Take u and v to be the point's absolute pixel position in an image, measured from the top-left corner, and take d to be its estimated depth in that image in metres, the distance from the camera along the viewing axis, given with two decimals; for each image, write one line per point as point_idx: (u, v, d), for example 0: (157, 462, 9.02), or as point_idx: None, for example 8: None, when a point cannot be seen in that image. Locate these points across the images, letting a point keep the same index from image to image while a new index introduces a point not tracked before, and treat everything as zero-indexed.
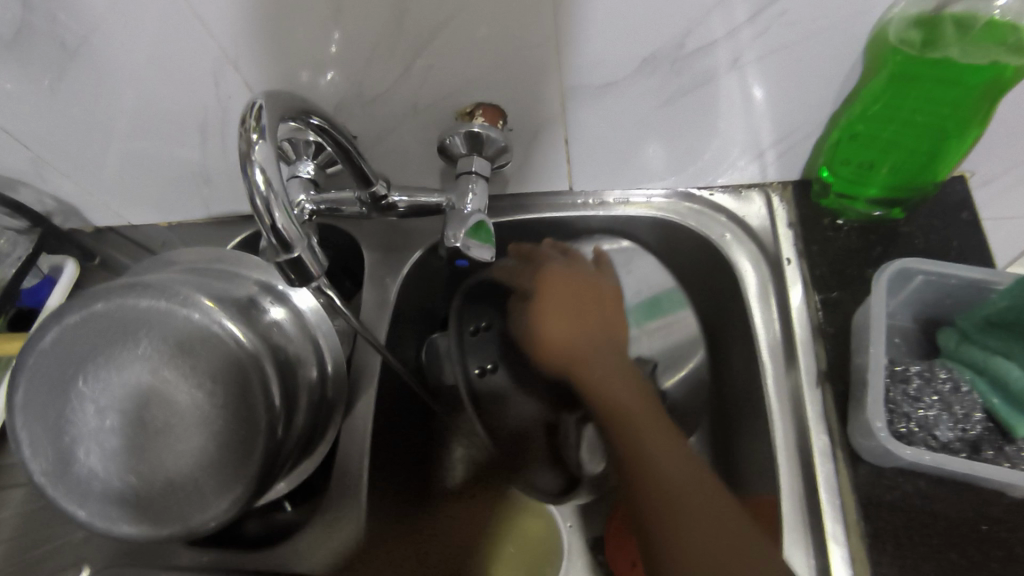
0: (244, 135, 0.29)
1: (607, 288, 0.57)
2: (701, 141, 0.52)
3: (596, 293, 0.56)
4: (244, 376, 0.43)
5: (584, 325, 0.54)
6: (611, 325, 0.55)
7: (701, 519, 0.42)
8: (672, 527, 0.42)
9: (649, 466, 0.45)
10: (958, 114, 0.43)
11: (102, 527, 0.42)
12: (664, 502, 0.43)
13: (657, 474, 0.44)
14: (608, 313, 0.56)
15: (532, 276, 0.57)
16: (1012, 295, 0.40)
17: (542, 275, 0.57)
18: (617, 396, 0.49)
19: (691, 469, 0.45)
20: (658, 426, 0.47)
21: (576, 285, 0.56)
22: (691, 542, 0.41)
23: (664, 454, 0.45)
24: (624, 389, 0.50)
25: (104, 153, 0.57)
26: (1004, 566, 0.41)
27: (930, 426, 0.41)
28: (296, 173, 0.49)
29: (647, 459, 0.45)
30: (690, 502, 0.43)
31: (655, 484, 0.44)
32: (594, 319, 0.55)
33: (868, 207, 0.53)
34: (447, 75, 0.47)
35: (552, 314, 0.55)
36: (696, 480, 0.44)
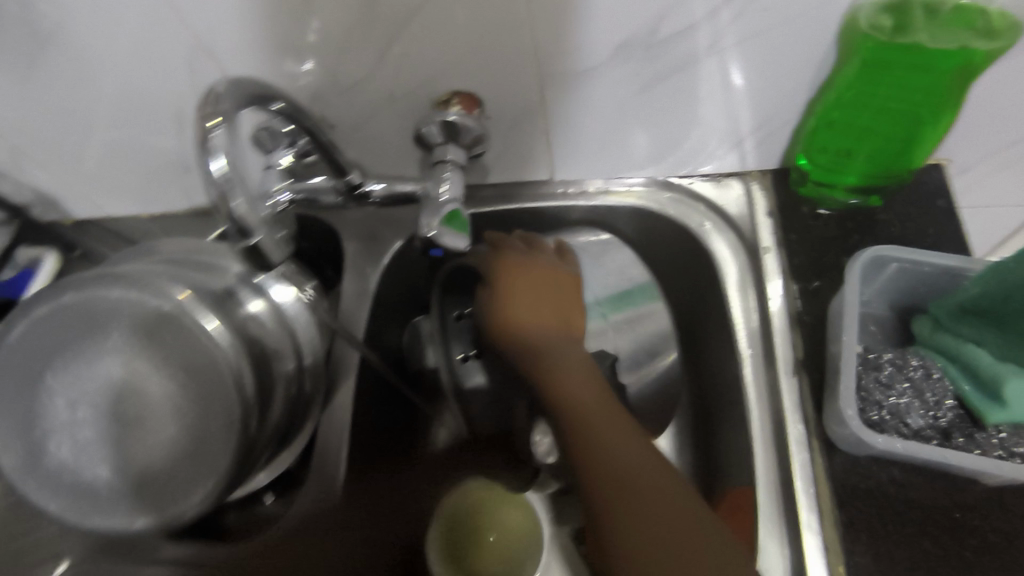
0: (204, 122, 0.32)
1: (567, 275, 0.54)
2: (680, 129, 0.52)
3: (557, 280, 0.53)
4: (215, 369, 0.42)
5: (543, 315, 0.50)
6: (569, 315, 0.52)
7: (661, 516, 0.39)
8: (626, 524, 0.39)
9: (602, 462, 0.41)
10: (933, 98, 0.43)
11: (72, 521, 0.41)
12: (619, 496, 0.40)
13: (613, 469, 0.41)
14: (571, 300, 0.53)
15: (496, 262, 0.53)
16: (983, 281, 0.40)
17: (508, 264, 0.53)
18: (574, 390, 0.45)
19: (649, 462, 0.42)
20: (614, 419, 0.44)
21: (539, 274, 0.53)
22: (645, 534, 0.39)
23: (620, 447, 0.42)
24: (580, 381, 0.46)
25: (82, 143, 0.57)
26: (975, 553, 0.41)
27: (901, 414, 0.42)
28: (272, 163, 0.46)
29: (602, 456, 0.42)
30: (651, 499, 0.40)
31: (608, 477, 0.41)
32: (552, 309, 0.51)
33: (845, 195, 0.53)
34: (421, 64, 0.47)
35: (515, 302, 0.51)
36: (653, 474, 0.41)
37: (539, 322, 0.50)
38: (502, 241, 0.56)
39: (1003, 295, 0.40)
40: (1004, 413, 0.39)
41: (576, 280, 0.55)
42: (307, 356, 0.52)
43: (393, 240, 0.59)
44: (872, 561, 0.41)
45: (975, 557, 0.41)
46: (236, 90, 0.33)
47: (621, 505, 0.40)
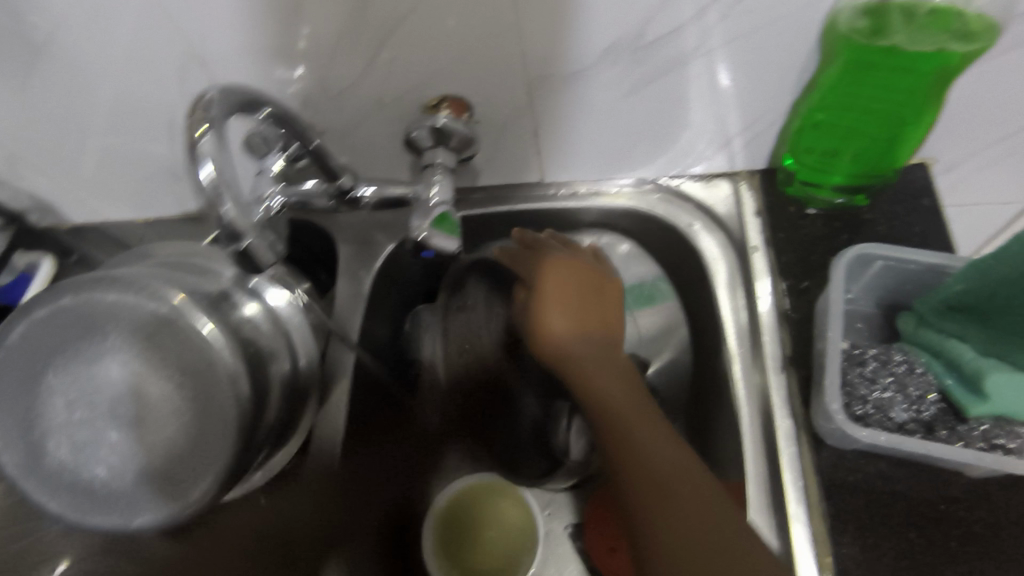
0: (192, 128, 0.32)
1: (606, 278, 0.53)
2: (668, 130, 0.53)
3: (597, 281, 0.52)
4: (213, 371, 0.43)
5: (585, 317, 0.49)
6: (612, 320, 0.50)
7: (691, 512, 0.39)
8: (661, 520, 0.39)
9: (642, 461, 0.41)
10: (914, 99, 0.44)
11: (71, 520, 0.42)
12: (656, 493, 0.40)
13: (649, 468, 0.41)
14: (608, 297, 0.52)
15: (532, 263, 0.54)
16: (966, 278, 0.41)
17: (545, 264, 0.53)
18: (612, 385, 0.45)
19: (685, 457, 0.42)
20: (652, 421, 0.43)
21: (579, 274, 0.52)
22: (683, 530, 0.38)
23: (654, 443, 0.42)
24: (623, 382, 0.46)
25: (78, 149, 0.58)
26: (960, 543, 0.42)
27: (885, 408, 0.43)
28: (263, 170, 0.48)
29: (640, 454, 0.41)
30: (684, 499, 0.39)
31: (645, 473, 0.41)
32: (595, 312, 0.50)
33: (831, 194, 0.54)
34: (411, 68, 0.47)
35: (552, 301, 0.50)
36: (689, 477, 0.40)
37: (575, 326, 0.49)
38: (535, 241, 0.56)
39: (988, 291, 0.40)
40: (983, 406, 0.40)
41: (616, 284, 0.53)
42: (302, 357, 0.53)
43: (386, 243, 0.60)
44: (858, 552, 0.42)
45: (959, 547, 0.42)
46: (228, 94, 0.34)
47: (656, 505, 0.39)
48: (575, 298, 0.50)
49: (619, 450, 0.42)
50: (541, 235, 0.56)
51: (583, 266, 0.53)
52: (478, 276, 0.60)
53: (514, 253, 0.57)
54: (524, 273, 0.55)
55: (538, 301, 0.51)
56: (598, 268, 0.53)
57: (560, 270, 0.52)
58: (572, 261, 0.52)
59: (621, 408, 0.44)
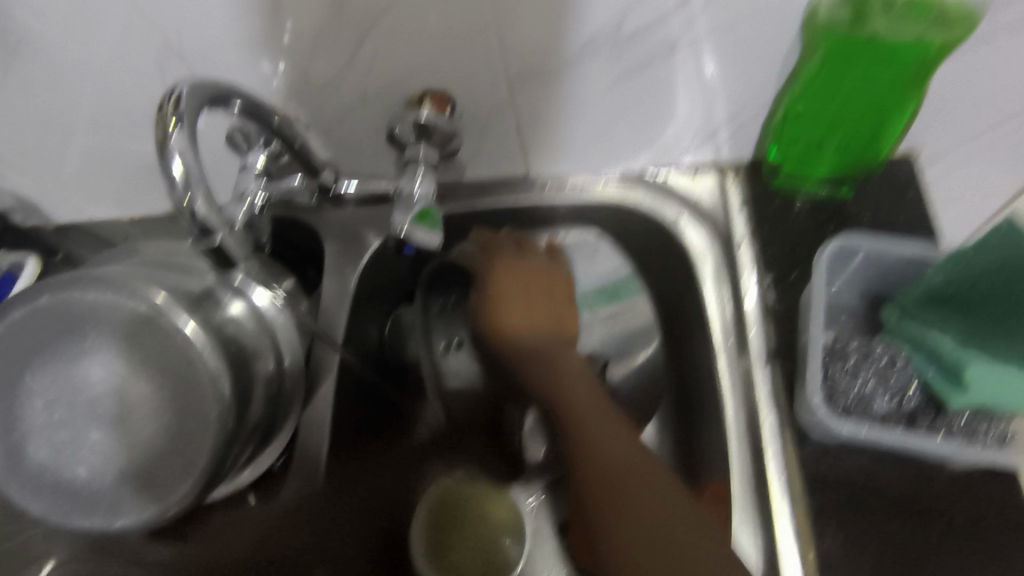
0: (162, 123, 0.31)
1: (561, 274, 0.55)
2: (652, 123, 0.53)
3: (551, 279, 0.54)
4: (193, 370, 0.43)
5: (541, 319, 0.52)
6: (567, 317, 0.53)
7: (647, 504, 0.42)
8: (614, 516, 0.42)
9: (594, 460, 0.44)
10: (896, 90, 0.44)
11: (53, 521, 0.42)
12: (610, 490, 0.43)
13: (602, 463, 0.44)
14: (565, 303, 0.53)
15: (489, 263, 0.55)
16: (945, 271, 0.42)
17: (500, 267, 0.54)
18: (571, 386, 0.49)
19: (639, 453, 0.44)
20: (606, 417, 0.47)
21: (531, 276, 0.53)
22: (634, 525, 0.41)
23: (609, 438, 0.45)
24: (578, 386, 0.49)
25: (60, 148, 0.57)
26: (941, 536, 0.42)
27: (867, 401, 0.43)
28: (248, 165, 0.47)
29: (595, 450, 0.45)
30: (639, 491, 0.42)
31: (600, 472, 0.44)
32: (552, 308, 0.53)
33: (816, 185, 0.54)
34: (392, 63, 0.47)
35: (507, 300, 0.52)
36: (644, 469, 0.44)
37: (534, 322, 0.51)
38: (489, 240, 0.57)
39: (969, 282, 0.41)
40: (963, 396, 0.40)
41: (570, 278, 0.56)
42: (287, 356, 0.53)
43: (372, 239, 0.59)
44: (841, 545, 0.42)
45: (941, 540, 0.42)
46: (199, 91, 0.33)
47: (613, 502, 0.42)
48: (532, 307, 0.52)
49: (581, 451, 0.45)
50: (498, 236, 0.57)
51: (539, 273, 0.54)
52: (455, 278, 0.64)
53: (474, 258, 0.57)
54: (481, 270, 0.56)
55: (492, 302, 0.53)
56: (555, 263, 0.56)
57: (512, 278, 0.53)
58: (524, 271, 0.54)
59: (578, 408, 0.47)
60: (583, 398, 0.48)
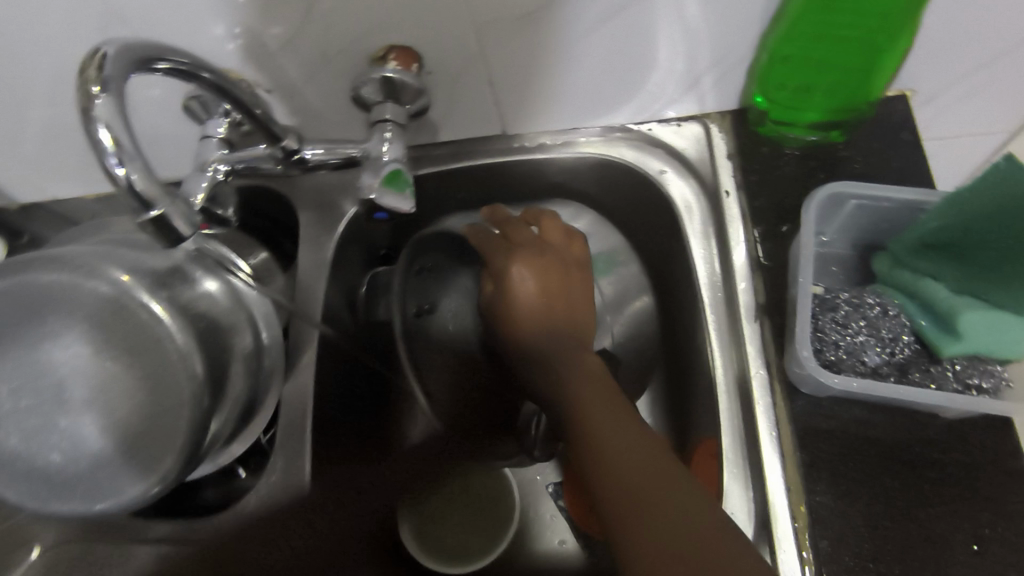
0: (84, 87, 0.28)
1: (578, 262, 0.56)
2: (630, 70, 0.50)
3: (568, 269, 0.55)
4: (160, 347, 0.42)
5: (548, 311, 0.52)
6: (575, 312, 0.53)
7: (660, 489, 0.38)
8: (636, 525, 0.37)
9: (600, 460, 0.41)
10: (889, 23, 0.42)
11: (31, 506, 0.42)
12: (629, 501, 0.38)
13: (615, 454, 0.41)
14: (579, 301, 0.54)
15: (503, 256, 0.54)
16: (940, 214, 0.40)
17: (514, 255, 0.53)
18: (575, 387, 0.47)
19: (651, 445, 0.42)
20: (616, 409, 0.45)
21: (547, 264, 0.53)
22: (665, 539, 0.36)
23: (615, 419, 0.43)
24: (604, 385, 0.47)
25: (16, 125, 0.54)
26: (935, 485, 0.41)
27: (858, 352, 0.41)
28: (207, 134, 0.45)
29: (603, 446, 0.42)
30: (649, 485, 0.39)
31: (612, 470, 0.40)
32: (564, 300, 0.53)
33: (805, 131, 0.51)
34: (350, 17, 0.44)
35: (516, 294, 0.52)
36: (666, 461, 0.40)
37: (540, 312, 0.52)
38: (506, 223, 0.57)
39: (963, 228, 0.39)
40: (958, 344, 0.39)
41: (580, 267, 0.56)
42: (263, 331, 0.52)
43: (348, 207, 0.57)
44: (833, 499, 0.41)
45: (935, 489, 0.41)
46: (128, 53, 0.30)
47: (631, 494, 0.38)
48: (547, 293, 0.52)
49: (593, 437, 0.43)
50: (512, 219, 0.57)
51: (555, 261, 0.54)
52: (450, 245, 0.63)
53: (487, 238, 0.57)
54: (496, 265, 0.55)
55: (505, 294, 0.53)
56: (568, 249, 0.56)
57: (527, 262, 0.53)
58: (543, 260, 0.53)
59: (582, 403, 0.46)
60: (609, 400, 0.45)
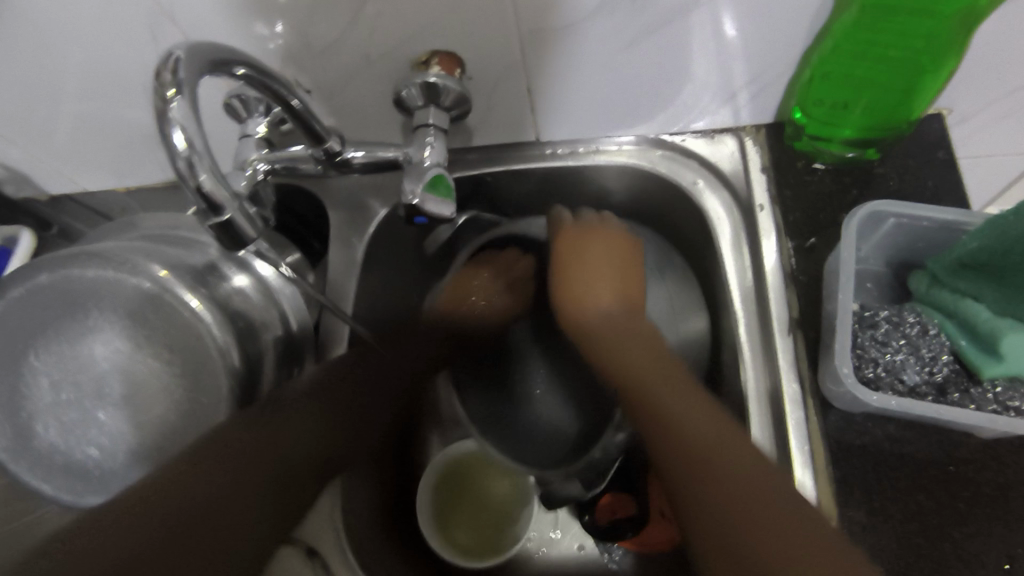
0: (160, 90, 0.29)
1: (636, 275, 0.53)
2: (666, 83, 0.50)
3: (616, 296, 0.52)
4: (201, 345, 0.42)
5: (573, 296, 0.53)
6: (631, 290, 0.52)
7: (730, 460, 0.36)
8: (698, 490, 0.35)
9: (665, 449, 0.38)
10: (933, 46, 0.42)
11: (65, 502, 0.41)
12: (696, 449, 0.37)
13: (686, 437, 0.38)
14: (634, 284, 0.53)
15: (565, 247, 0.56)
16: (982, 236, 0.40)
17: (579, 244, 0.55)
18: (619, 346, 0.47)
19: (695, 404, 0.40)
20: (662, 370, 0.44)
21: (603, 240, 0.54)
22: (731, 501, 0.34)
23: (680, 404, 0.40)
24: (687, 400, 0.41)
25: (51, 117, 0.54)
26: (968, 505, 0.42)
27: (897, 370, 0.42)
28: (247, 133, 0.46)
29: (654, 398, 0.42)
30: (724, 460, 0.36)
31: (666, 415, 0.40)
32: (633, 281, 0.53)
33: (841, 149, 0.52)
34: (398, 22, 0.44)
35: (580, 276, 0.54)
36: (757, 464, 0.36)
37: (614, 295, 0.52)
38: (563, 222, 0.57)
39: (1002, 249, 0.39)
40: (999, 366, 0.40)
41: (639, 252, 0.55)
42: (295, 330, 0.51)
43: (379, 209, 0.57)
44: (866, 516, 0.41)
45: (967, 509, 0.42)
46: (198, 54, 0.31)
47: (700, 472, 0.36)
48: (602, 266, 0.53)
49: (667, 430, 0.39)
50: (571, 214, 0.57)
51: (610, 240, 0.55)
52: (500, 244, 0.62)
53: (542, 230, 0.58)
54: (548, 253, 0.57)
55: (564, 281, 0.55)
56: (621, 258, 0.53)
57: (589, 244, 0.55)
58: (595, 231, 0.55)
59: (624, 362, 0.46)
60: (697, 415, 0.39)
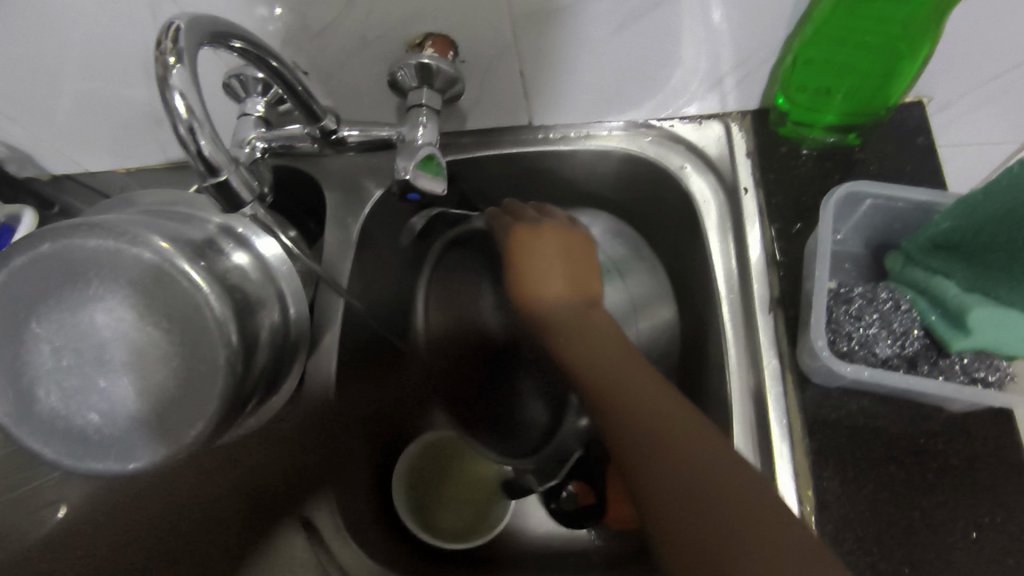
0: (160, 58, 0.30)
1: (589, 266, 0.56)
2: (655, 66, 0.51)
3: (568, 287, 0.53)
4: (199, 315, 0.43)
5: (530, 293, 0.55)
6: (587, 283, 0.54)
7: (687, 437, 0.38)
8: (654, 462, 0.37)
9: (617, 421, 0.41)
10: (911, 32, 0.43)
11: (67, 465, 0.43)
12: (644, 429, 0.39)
13: (644, 412, 0.40)
14: (591, 276, 0.55)
15: (526, 236, 0.56)
16: (952, 217, 0.42)
17: (538, 234, 0.56)
18: (580, 334, 0.49)
19: (657, 389, 0.42)
20: (623, 357, 0.46)
21: (565, 236, 0.56)
22: (673, 479, 0.36)
23: (637, 384, 0.43)
24: (637, 378, 0.44)
25: (53, 95, 0.55)
26: (936, 474, 0.43)
27: (870, 343, 0.44)
28: (246, 111, 0.47)
29: (612, 383, 0.44)
30: (671, 433, 0.38)
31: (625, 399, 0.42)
32: (586, 272, 0.55)
33: (824, 133, 0.53)
34: (393, 3, 0.46)
35: (539, 266, 0.55)
36: (698, 432, 0.38)
37: (568, 291, 0.53)
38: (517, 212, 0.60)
39: (975, 229, 0.41)
40: (965, 340, 0.41)
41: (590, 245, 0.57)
42: (290, 305, 0.52)
43: (374, 189, 0.58)
44: (839, 485, 0.43)
45: (936, 478, 0.43)
46: (199, 23, 0.32)
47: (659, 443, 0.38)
48: (564, 259, 0.55)
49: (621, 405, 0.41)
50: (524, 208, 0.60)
51: (566, 232, 0.56)
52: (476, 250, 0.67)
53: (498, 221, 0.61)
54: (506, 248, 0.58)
55: (524, 270, 0.55)
56: (571, 249, 0.55)
57: (544, 237, 0.56)
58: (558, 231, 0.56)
59: (586, 352, 0.47)
60: (654, 393, 0.42)
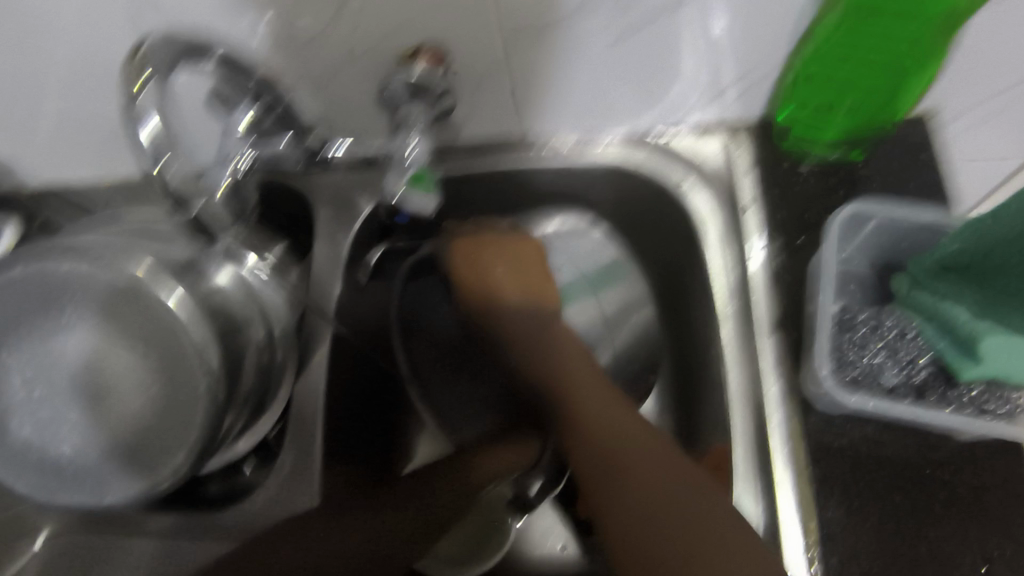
0: None
1: (542, 277, 0.56)
2: (654, 79, 0.50)
3: (521, 297, 0.55)
4: (176, 342, 0.40)
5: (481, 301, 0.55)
6: (542, 294, 0.55)
7: (648, 466, 0.40)
8: (618, 495, 0.39)
9: (581, 448, 0.43)
10: (917, 48, 0.42)
11: (43, 499, 0.41)
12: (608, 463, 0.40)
13: (609, 440, 0.42)
14: (546, 287, 0.56)
15: (474, 252, 0.56)
16: (962, 238, 0.40)
17: (487, 247, 0.55)
18: (543, 354, 0.51)
19: (627, 420, 0.44)
20: (592, 384, 0.48)
21: (515, 246, 0.56)
22: (633, 512, 0.38)
23: (601, 408, 0.45)
24: (603, 404, 0.45)
25: (33, 109, 0.54)
26: (944, 506, 0.42)
27: (875, 373, 0.43)
28: (230, 128, 0.44)
29: (579, 410, 0.45)
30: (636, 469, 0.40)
31: (593, 428, 0.43)
32: (542, 287, 0.56)
33: (827, 149, 0.52)
34: (382, 15, 0.44)
35: (494, 278, 0.55)
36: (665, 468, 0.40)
37: (522, 297, 0.55)
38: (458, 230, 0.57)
39: (984, 251, 0.39)
40: (976, 369, 0.40)
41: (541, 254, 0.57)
42: (276, 327, 0.51)
43: None
44: (843, 516, 0.42)
45: (943, 510, 0.42)
46: None
47: (620, 475, 0.40)
48: (516, 270, 0.55)
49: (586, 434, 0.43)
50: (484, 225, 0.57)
51: (519, 244, 0.56)
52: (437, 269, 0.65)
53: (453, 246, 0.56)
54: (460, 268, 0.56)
55: (482, 278, 0.55)
56: (524, 260, 0.56)
57: (498, 249, 0.55)
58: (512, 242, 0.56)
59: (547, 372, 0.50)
60: (618, 418, 0.44)
